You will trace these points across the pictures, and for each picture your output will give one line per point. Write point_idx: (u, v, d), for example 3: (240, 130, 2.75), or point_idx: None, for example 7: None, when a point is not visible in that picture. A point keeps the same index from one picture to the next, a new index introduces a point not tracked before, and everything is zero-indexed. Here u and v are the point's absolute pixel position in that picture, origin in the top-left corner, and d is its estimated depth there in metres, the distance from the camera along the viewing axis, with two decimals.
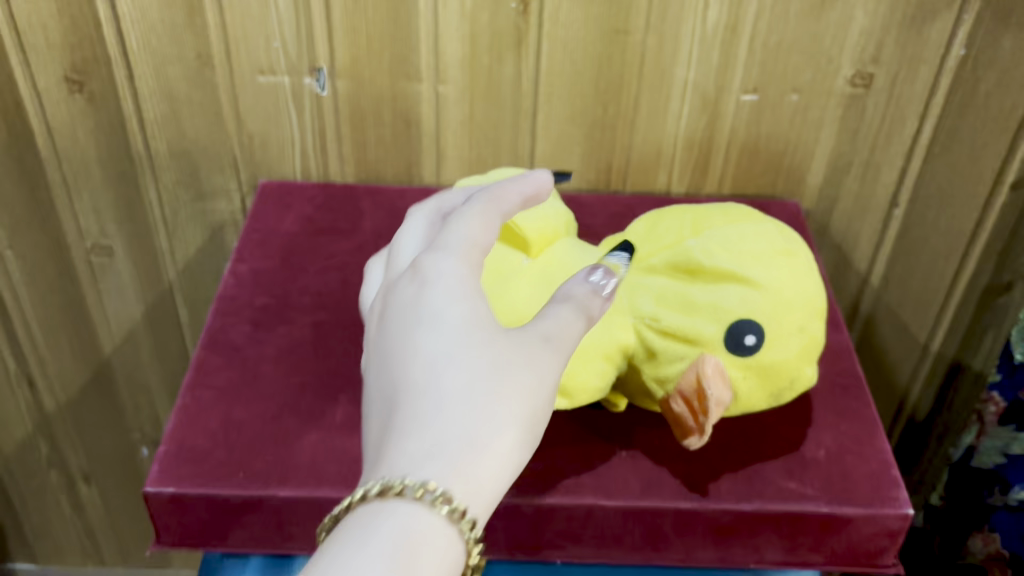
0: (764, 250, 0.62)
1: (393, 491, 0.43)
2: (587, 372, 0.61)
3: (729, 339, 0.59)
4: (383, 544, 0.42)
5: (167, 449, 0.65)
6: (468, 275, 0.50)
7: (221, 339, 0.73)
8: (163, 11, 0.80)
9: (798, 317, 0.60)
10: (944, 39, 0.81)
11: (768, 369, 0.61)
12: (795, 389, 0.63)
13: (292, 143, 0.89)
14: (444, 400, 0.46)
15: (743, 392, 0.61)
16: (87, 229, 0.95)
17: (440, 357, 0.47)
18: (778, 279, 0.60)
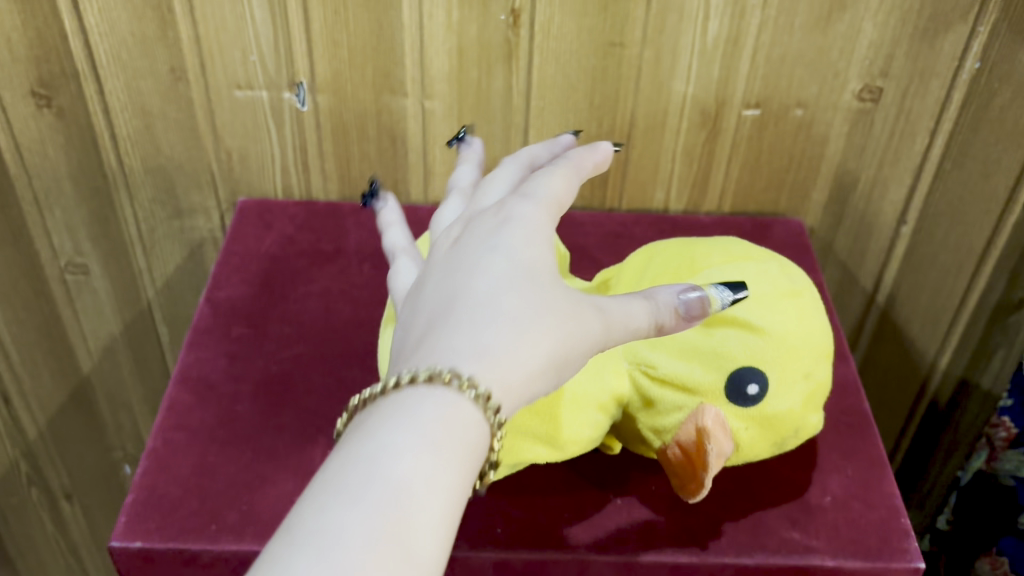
0: (768, 292, 0.58)
1: (437, 381, 0.39)
2: (580, 425, 0.57)
3: (730, 389, 0.56)
4: (417, 425, 0.38)
5: (135, 497, 0.61)
6: (546, 226, 0.45)
7: (194, 375, 0.69)
8: (134, 23, 0.76)
9: (803, 364, 0.57)
10: (957, 52, 0.77)
11: (771, 419, 0.57)
12: (799, 436, 0.60)
13: (273, 159, 0.85)
14: (501, 314, 0.41)
15: (746, 443, 0.58)
16: (61, 248, 0.91)
17: (505, 278, 0.43)
18: (783, 323, 0.57)
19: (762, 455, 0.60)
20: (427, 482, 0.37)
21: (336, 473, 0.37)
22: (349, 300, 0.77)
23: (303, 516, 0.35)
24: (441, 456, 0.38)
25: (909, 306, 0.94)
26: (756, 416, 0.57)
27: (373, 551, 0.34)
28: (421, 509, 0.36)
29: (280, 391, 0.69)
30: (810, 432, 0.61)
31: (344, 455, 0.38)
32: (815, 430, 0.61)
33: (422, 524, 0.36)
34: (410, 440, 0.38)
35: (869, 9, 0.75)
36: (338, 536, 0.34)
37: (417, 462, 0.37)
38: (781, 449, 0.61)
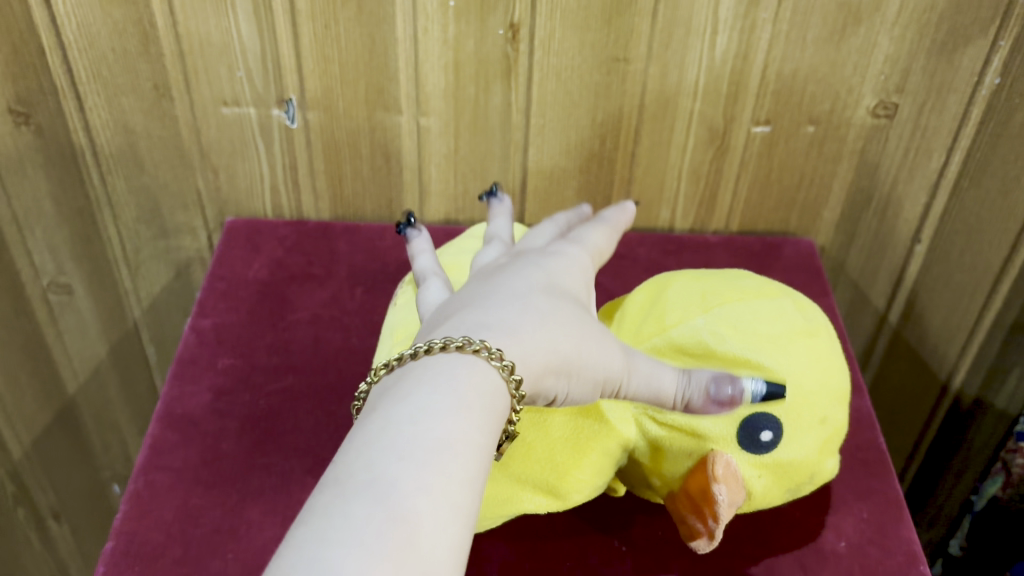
0: (782, 332, 0.55)
1: (471, 347, 0.41)
2: (585, 477, 0.55)
3: (743, 436, 0.52)
4: (446, 383, 0.40)
5: (115, 545, 0.58)
6: (584, 269, 0.52)
7: (177, 412, 0.66)
8: (114, 39, 0.72)
9: (819, 408, 0.54)
10: (977, 67, 0.73)
11: (785, 467, 0.54)
12: (812, 482, 0.57)
13: (262, 177, 0.82)
14: (534, 310, 0.45)
15: (757, 492, 0.54)
16: (43, 268, 0.87)
17: (541, 288, 0.47)
18: (798, 367, 0.54)
19: (774, 503, 0.56)
20: (463, 438, 0.38)
21: (378, 433, 0.37)
22: (340, 327, 0.73)
23: (353, 472, 0.35)
24: (473, 416, 0.39)
25: (920, 326, 0.91)
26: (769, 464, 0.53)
27: (425, 497, 0.35)
28: (463, 462, 0.37)
29: (267, 428, 0.65)
30: (823, 478, 0.57)
31: (381, 416, 0.38)
32: (829, 475, 0.58)
33: (467, 478, 0.37)
34: (444, 401, 0.39)
35: (885, 23, 0.72)
36: (391, 484, 0.35)
37: (452, 421, 0.38)
38: (792, 495, 0.57)
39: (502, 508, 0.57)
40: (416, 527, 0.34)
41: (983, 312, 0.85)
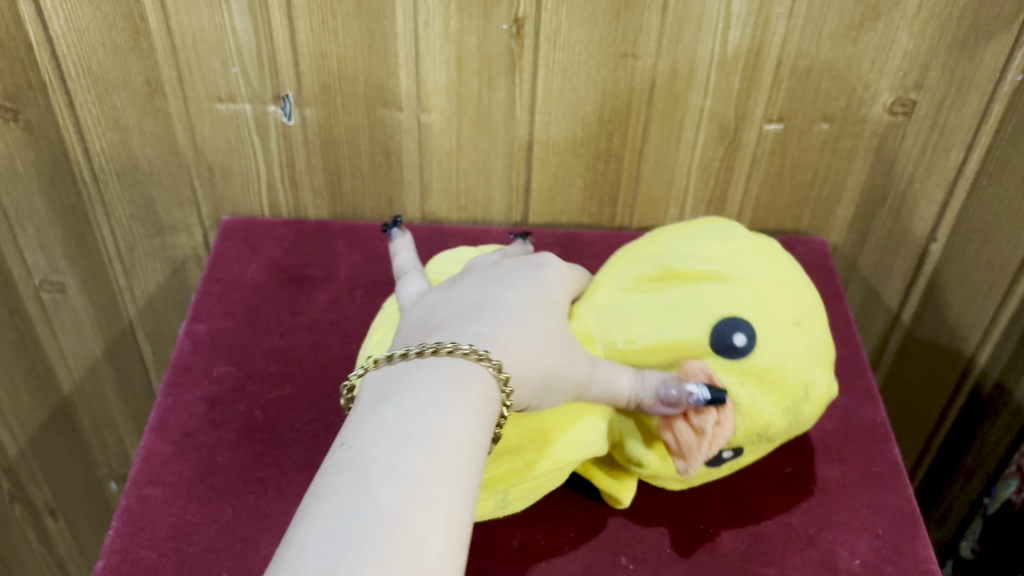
0: (737, 250, 0.54)
1: (473, 355, 0.40)
2: (574, 433, 0.51)
3: (715, 341, 0.50)
4: (450, 385, 0.38)
5: (107, 562, 0.55)
6: (564, 285, 0.51)
7: (171, 424, 0.64)
8: (104, 34, 0.70)
9: (789, 309, 0.52)
10: (1000, 63, 0.71)
11: (768, 372, 0.50)
12: (809, 409, 0.53)
13: (258, 174, 0.80)
14: (526, 325, 0.44)
15: (747, 406, 0.51)
16: (36, 266, 0.85)
17: (533, 302, 0.47)
18: (759, 275, 0.52)
19: (767, 431, 0.52)
20: (473, 436, 0.37)
21: (392, 422, 0.36)
22: (339, 333, 0.71)
23: (367, 456, 0.35)
24: (479, 416, 0.38)
25: (932, 323, 0.89)
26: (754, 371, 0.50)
27: (440, 485, 0.34)
28: (472, 456, 0.36)
29: (263, 440, 0.63)
30: (819, 401, 0.53)
31: (393, 407, 0.37)
32: (822, 390, 0.53)
33: (474, 472, 0.36)
34: (453, 399, 0.38)
35: (905, 18, 0.69)
36: (408, 471, 0.34)
37: (461, 419, 0.37)
38: (790, 423, 0.53)
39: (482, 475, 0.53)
40: (428, 512, 0.33)
41: (998, 310, 0.83)
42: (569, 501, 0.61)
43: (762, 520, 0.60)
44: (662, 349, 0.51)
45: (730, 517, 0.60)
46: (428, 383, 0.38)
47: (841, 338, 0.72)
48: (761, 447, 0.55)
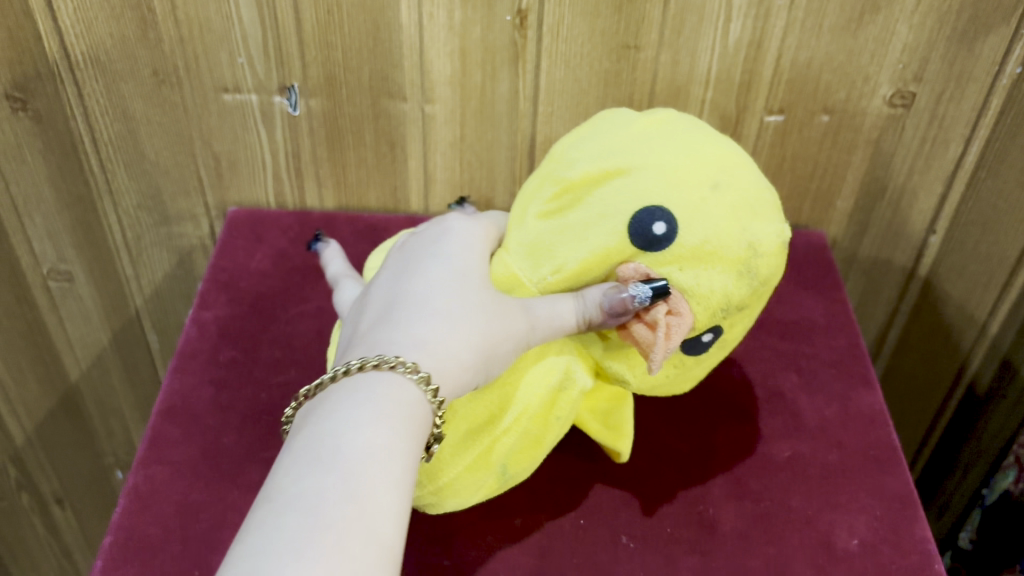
0: (629, 132, 0.48)
1: (386, 364, 0.40)
2: (533, 381, 0.50)
3: (637, 237, 0.46)
4: (365, 403, 0.38)
5: (113, 540, 0.57)
6: (472, 244, 0.48)
7: (179, 405, 0.65)
8: (112, 24, 0.71)
9: (704, 170, 0.46)
10: (998, 56, 0.71)
11: (702, 250, 0.46)
12: (773, 261, 0.48)
13: (264, 165, 0.81)
14: (440, 312, 0.43)
15: (695, 288, 0.46)
16: (43, 254, 0.86)
17: (446, 280, 0.45)
18: (657, 151, 0.47)
19: (732, 305, 0.48)
20: (389, 444, 0.37)
21: (301, 451, 0.36)
22: None
23: (277, 491, 0.34)
24: (396, 424, 0.38)
25: (932, 314, 0.89)
26: (690, 253, 0.46)
27: (353, 505, 0.34)
28: (389, 464, 0.36)
29: (270, 422, 0.64)
30: (783, 249, 0.48)
31: (304, 435, 0.37)
32: (772, 237, 0.47)
33: (394, 481, 0.36)
34: (362, 413, 0.37)
35: (904, 11, 0.69)
36: (317, 495, 0.34)
37: (373, 430, 0.37)
38: (760, 285, 0.48)
39: (471, 474, 0.51)
40: (342, 532, 0.33)
41: (998, 302, 0.83)
42: (570, 484, 0.62)
43: (762, 503, 0.61)
44: (588, 263, 0.47)
45: (731, 498, 0.61)
46: (337, 406, 0.38)
47: (840, 327, 0.73)
48: (745, 316, 0.51)
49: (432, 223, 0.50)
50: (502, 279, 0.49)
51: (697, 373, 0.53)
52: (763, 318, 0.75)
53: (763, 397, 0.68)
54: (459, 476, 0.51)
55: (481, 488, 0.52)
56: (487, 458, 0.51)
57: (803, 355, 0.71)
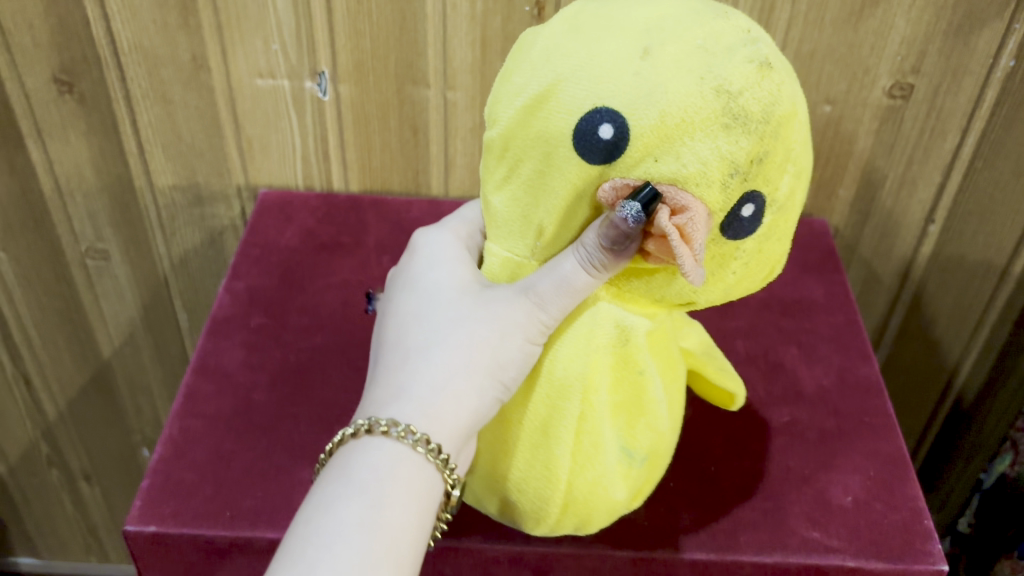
0: (539, 48, 0.45)
1: (368, 428, 0.48)
2: (566, 356, 0.50)
3: (600, 153, 0.43)
4: (345, 485, 0.46)
5: (151, 482, 0.62)
6: (449, 269, 0.54)
7: (212, 364, 0.69)
8: (155, 12, 0.75)
9: (625, 50, 0.42)
10: (992, 49, 0.75)
11: (667, 125, 0.41)
12: (762, 88, 0.42)
13: (294, 148, 0.85)
14: (420, 357, 0.51)
15: (686, 172, 0.42)
16: (82, 233, 0.91)
17: (421, 324, 0.52)
18: (572, 55, 0.43)
19: (743, 165, 0.42)
20: (363, 520, 0.44)
21: (290, 540, 0.45)
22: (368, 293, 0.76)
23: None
24: (372, 496, 0.45)
25: (932, 304, 0.93)
26: (657, 137, 0.42)
27: None
28: (378, 538, 0.44)
29: (298, 381, 0.69)
30: (771, 69, 0.42)
31: (293, 526, 0.46)
32: (739, 64, 0.42)
33: (366, 555, 0.43)
34: (341, 495, 0.46)
35: (902, 5, 0.73)
36: None
37: (350, 510, 0.45)
38: (770, 120, 0.42)
39: (587, 476, 0.50)
40: None
41: (995, 292, 0.90)
42: None
43: (761, 462, 0.64)
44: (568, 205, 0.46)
45: (732, 458, 0.64)
46: (320, 494, 0.46)
47: (838, 306, 0.77)
48: (788, 163, 0.44)
49: (414, 253, 0.58)
50: (504, 268, 0.52)
51: (772, 247, 0.47)
52: (767, 297, 0.78)
53: (764, 368, 0.72)
54: (578, 484, 0.51)
55: (609, 485, 0.51)
56: (586, 454, 0.50)
57: (804, 331, 0.75)
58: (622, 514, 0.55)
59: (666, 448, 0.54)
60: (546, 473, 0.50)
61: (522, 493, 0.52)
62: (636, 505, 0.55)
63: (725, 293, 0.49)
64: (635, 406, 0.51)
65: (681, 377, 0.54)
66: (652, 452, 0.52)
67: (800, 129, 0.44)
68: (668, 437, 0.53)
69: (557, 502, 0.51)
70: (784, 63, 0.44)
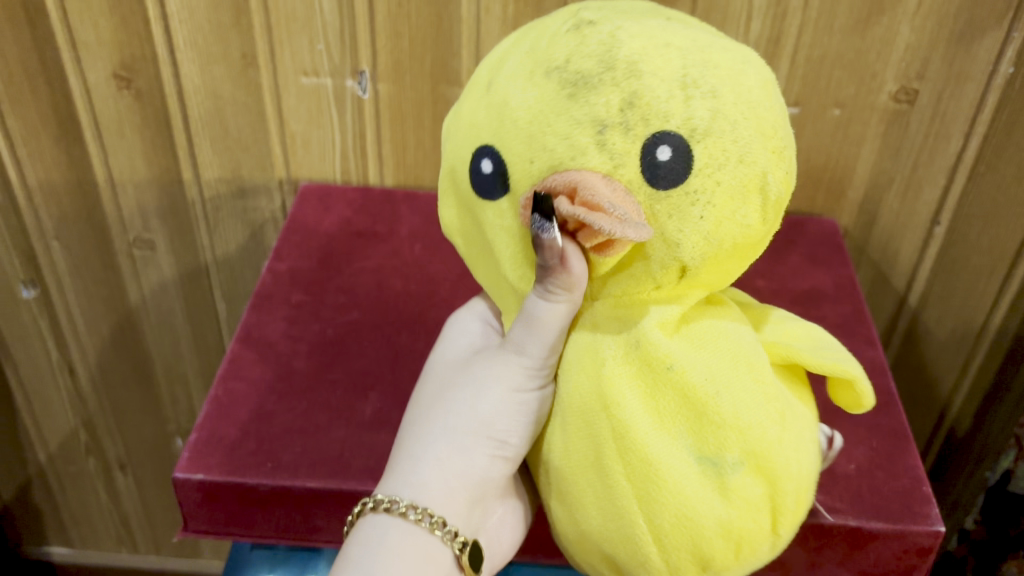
0: (447, 134, 0.53)
1: (365, 508, 0.53)
2: (577, 384, 0.50)
3: (499, 188, 0.48)
4: (345, 562, 0.51)
5: (198, 437, 0.66)
6: (443, 357, 0.58)
7: (256, 335, 0.74)
8: (211, 12, 0.81)
9: (483, 96, 0.49)
10: (992, 56, 0.80)
11: (527, 127, 0.45)
12: (590, 48, 0.45)
13: (334, 144, 0.91)
14: (410, 438, 0.54)
15: (560, 154, 0.44)
16: (130, 223, 0.97)
17: (414, 410, 0.56)
18: (458, 126, 0.51)
19: (613, 115, 0.43)
20: None
21: None
22: (401, 277, 0.81)
23: None
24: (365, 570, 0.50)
25: (936, 306, 0.96)
26: (528, 145, 0.45)
27: None
28: None
29: (335, 351, 0.73)
30: (594, 30, 0.45)
31: None
32: (562, 44, 0.46)
33: None
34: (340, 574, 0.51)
35: (906, 13, 0.78)
36: None
37: None
38: (613, 67, 0.44)
39: (659, 500, 0.47)
40: None
41: (1002, 288, 0.93)
42: None
43: None
44: (510, 228, 0.48)
45: None
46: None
47: (845, 296, 0.81)
48: (670, 92, 0.43)
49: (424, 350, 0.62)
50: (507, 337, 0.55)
51: (732, 173, 0.44)
52: (779, 287, 0.82)
53: None
54: (652, 508, 0.47)
55: (691, 499, 0.47)
56: (644, 474, 0.47)
57: (811, 317, 0.79)
58: (752, 539, 0.48)
59: (769, 444, 0.47)
60: (614, 502, 0.48)
61: (608, 537, 0.49)
62: (767, 526, 0.49)
63: (710, 239, 0.45)
64: (687, 407, 0.47)
65: (756, 367, 0.49)
66: (739, 449, 0.47)
67: (676, 57, 0.44)
68: (761, 433, 0.47)
69: (647, 536, 0.48)
70: (623, 16, 0.46)
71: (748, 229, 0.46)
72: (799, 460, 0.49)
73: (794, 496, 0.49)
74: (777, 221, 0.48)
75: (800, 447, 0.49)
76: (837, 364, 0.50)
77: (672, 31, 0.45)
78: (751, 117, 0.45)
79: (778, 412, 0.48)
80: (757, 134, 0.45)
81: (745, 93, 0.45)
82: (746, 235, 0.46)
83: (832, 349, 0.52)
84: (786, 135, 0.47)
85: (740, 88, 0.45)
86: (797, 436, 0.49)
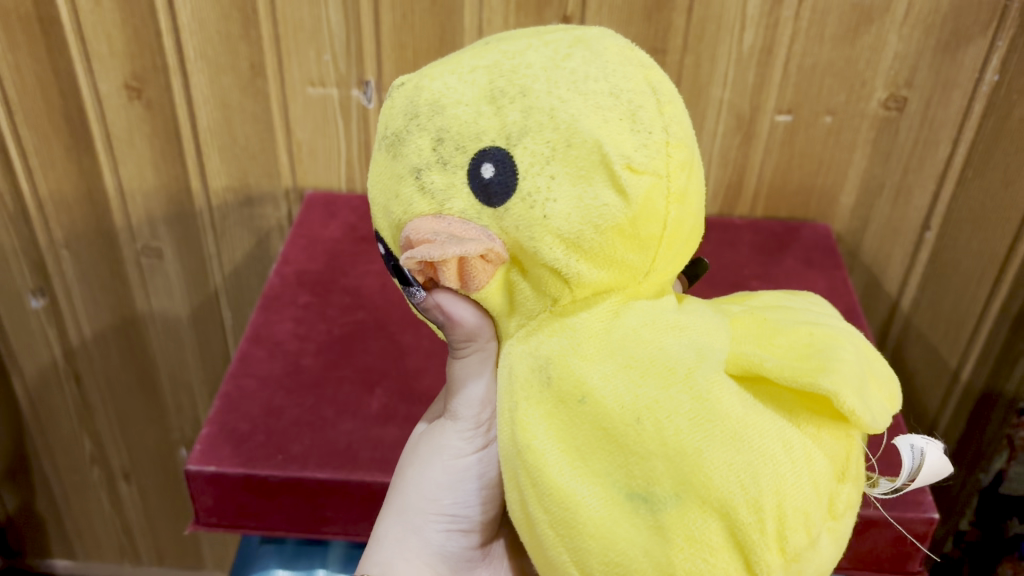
0: None
1: None
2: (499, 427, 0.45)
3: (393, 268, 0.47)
4: None
5: (210, 430, 0.68)
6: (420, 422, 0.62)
7: (264, 334, 0.76)
8: (220, 23, 0.84)
9: None
10: (978, 64, 0.82)
11: (380, 199, 0.44)
12: (399, 105, 0.43)
13: (340, 152, 0.93)
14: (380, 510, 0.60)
15: (399, 212, 0.43)
16: (138, 232, 0.99)
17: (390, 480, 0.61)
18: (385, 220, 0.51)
19: (427, 157, 0.41)
20: None
21: None
22: None
23: None
24: None
25: (927, 310, 0.99)
26: (385, 215, 0.44)
27: None
28: None
29: (342, 349, 0.75)
30: (406, 86, 0.44)
31: None
32: (387, 108, 0.44)
33: None
34: None
35: (894, 23, 0.81)
36: None
37: None
38: (417, 113, 0.42)
39: (586, 545, 0.41)
40: None
41: (991, 298, 0.94)
42: None
43: None
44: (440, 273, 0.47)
45: None
46: None
47: (839, 296, 0.83)
48: (471, 117, 0.40)
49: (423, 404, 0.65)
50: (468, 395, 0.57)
51: (563, 162, 0.39)
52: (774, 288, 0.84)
53: None
54: (582, 556, 0.41)
55: (623, 545, 0.40)
56: (566, 518, 0.41)
57: None
58: None
59: (707, 472, 0.38)
60: (548, 553, 0.43)
61: None
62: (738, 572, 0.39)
63: (571, 235, 0.40)
64: (607, 439, 0.40)
65: (698, 380, 0.39)
66: (668, 481, 0.39)
67: (482, 74, 0.41)
68: (697, 467, 0.38)
69: None
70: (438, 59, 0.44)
71: (607, 211, 0.39)
72: (768, 489, 0.38)
73: (767, 531, 0.38)
74: (661, 192, 0.40)
75: (775, 469, 0.38)
76: (806, 377, 0.37)
77: (487, 49, 0.42)
78: (571, 95, 0.39)
79: (728, 434, 0.38)
80: (585, 106, 0.39)
81: (561, 75, 0.40)
82: (611, 218, 0.39)
83: (822, 351, 0.38)
84: (638, 90, 0.40)
85: (547, 72, 0.40)
86: (768, 457, 0.38)
